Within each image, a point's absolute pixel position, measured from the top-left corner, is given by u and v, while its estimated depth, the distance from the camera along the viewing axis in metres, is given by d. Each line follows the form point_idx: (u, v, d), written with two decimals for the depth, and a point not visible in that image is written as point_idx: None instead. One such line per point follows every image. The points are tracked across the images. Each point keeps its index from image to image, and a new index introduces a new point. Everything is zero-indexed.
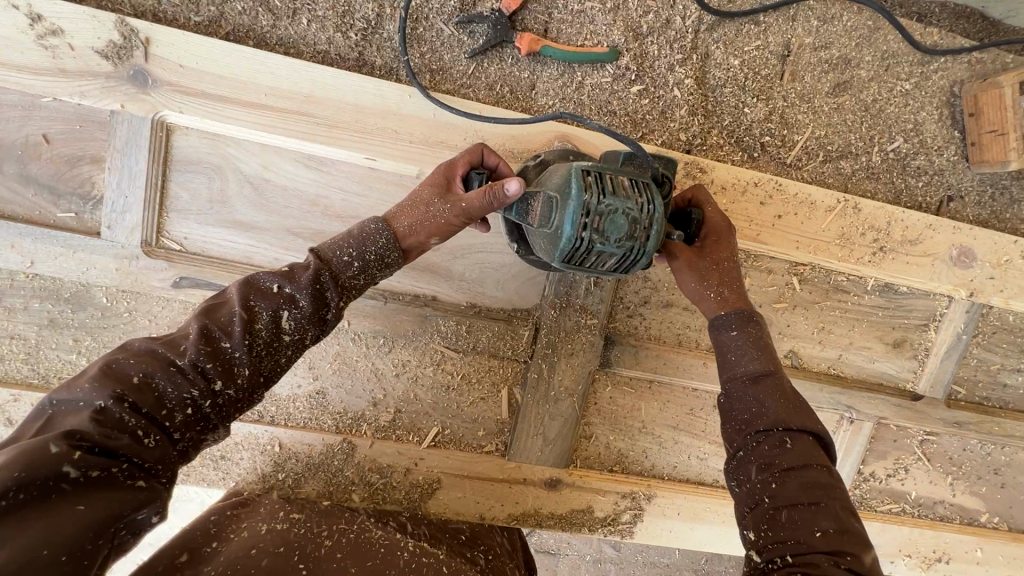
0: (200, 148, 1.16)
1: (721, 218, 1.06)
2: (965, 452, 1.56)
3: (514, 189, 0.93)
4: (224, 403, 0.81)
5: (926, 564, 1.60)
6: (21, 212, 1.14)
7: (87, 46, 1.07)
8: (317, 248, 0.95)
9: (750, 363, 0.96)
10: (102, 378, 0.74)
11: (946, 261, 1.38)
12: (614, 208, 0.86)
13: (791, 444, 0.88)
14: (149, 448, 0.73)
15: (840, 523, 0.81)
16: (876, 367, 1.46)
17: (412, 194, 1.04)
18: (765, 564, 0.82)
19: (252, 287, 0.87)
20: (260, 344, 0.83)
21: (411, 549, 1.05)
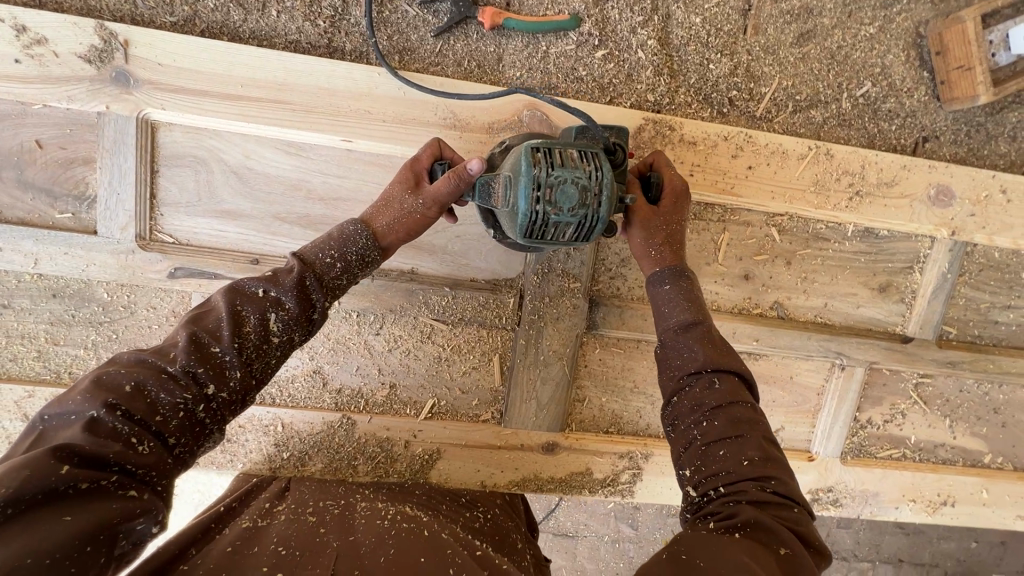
0: (186, 142, 1.22)
1: (678, 180, 1.12)
2: (962, 393, 1.56)
3: (477, 167, 1.03)
4: (218, 406, 0.84)
5: (931, 508, 1.60)
6: (21, 216, 1.20)
7: (71, 52, 1.12)
8: (299, 252, 1.00)
9: (682, 313, 1.04)
10: (95, 390, 0.76)
11: (924, 201, 1.39)
12: (563, 178, 0.93)
13: (719, 383, 0.95)
14: (144, 455, 0.74)
15: (763, 451, 0.89)
16: (863, 313, 1.47)
17: (384, 193, 1.09)
18: (701, 498, 0.89)
19: (238, 293, 0.91)
20: (249, 346, 0.87)
21: (391, 517, 1.07)
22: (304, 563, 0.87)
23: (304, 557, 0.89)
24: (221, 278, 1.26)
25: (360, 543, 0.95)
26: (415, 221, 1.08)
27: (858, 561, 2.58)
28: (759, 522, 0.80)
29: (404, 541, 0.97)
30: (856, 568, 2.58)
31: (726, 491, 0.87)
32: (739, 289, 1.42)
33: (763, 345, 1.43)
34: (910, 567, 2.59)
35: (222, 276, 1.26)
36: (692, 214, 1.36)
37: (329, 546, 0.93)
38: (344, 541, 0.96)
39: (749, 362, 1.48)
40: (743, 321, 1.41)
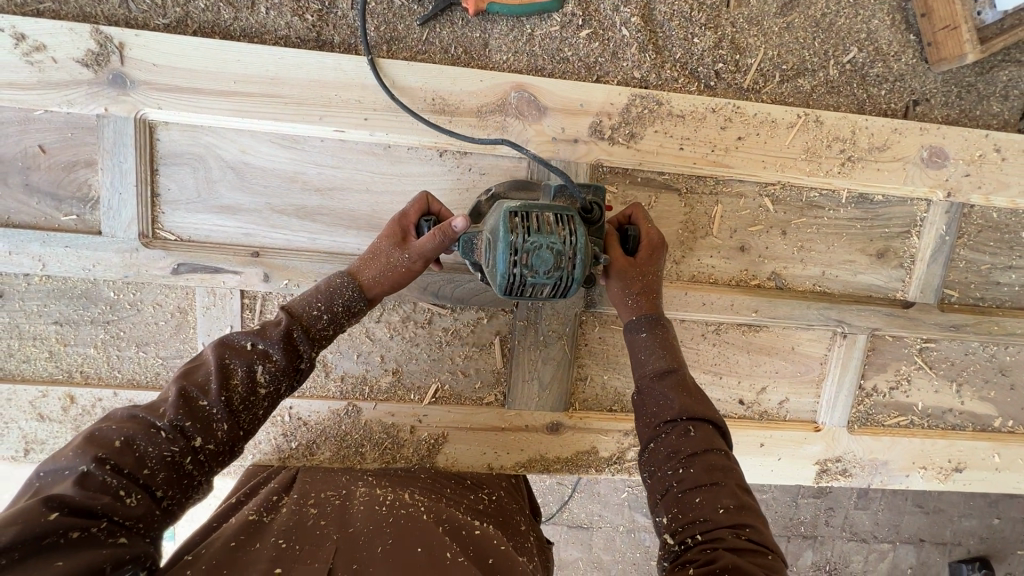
0: (183, 141, 1.25)
1: (655, 234, 1.17)
2: (967, 356, 1.55)
3: (462, 226, 1.07)
4: (206, 458, 0.89)
5: (943, 475, 1.59)
6: (28, 220, 1.24)
7: (69, 57, 1.16)
8: (287, 304, 1.05)
9: (658, 360, 1.08)
10: (87, 446, 0.83)
11: (917, 164, 1.39)
12: (538, 244, 0.98)
13: (694, 431, 1.00)
14: (131, 506, 0.81)
15: (736, 499, 0.93)
16: (861, 280, 1.47)
17: (371, 246, 1.14)
18: (678, 545, 0.91)
19: (227, 347, 0.96)
20: (236, 399, 0.92)
21: (391, 505, 1.10)
22: (302, 560, 0.90)
23: (302, 553, 0.92)
24: (223, 272, 1.29)
25: (357, 535, 0.97)
26: (401, 273, 1.13)
27: (878, 542, 2.55)
28: (739, 566, 0.82)
29: (403, 528, 0.99)
30: (876, 549, 2.56)
31: (705, 538, 0.89)
32: (735, 262, 1.42)
33: (762, 316, 1.43)
34: (931, 546, 2.57)
35: (224, 270, 1.29)
36: (684, 188, 1.37)
37: (327, 542, 0.96)
38: (343, 533, 0.99)
39: (750, 334, 1.48)
40: (741, 293, 1.41)
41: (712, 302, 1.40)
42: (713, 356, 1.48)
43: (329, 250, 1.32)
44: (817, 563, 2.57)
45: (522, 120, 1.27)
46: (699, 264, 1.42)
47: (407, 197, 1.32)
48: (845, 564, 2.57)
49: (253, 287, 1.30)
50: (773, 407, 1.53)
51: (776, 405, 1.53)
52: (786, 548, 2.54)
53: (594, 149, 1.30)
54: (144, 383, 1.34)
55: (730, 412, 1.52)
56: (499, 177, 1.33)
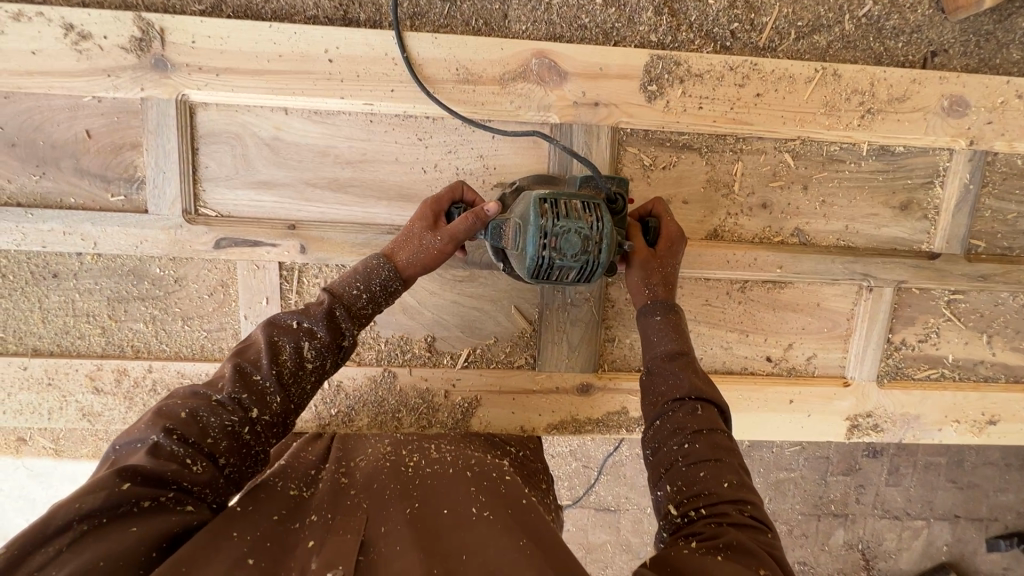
0: (221, 120, 1.31)
1: (674, 227, 1.24)
2: (998, 307, 1.55)
3: (494, 211, 1.13)
4: (262, 428, 0.94)
5: (976, 428, 1.59)
6: (80, 201, 1.31)
7: (115, 44, 1.23)
8: (329, 286, 1.10)
9: (669, 343, 1.14)
10: (156, 419, 0.89)
11: (938, 113, 1.39)
12: (567, 228, 1.01)
13: (700, 411, 1.05)
14: (198, 474, 0.86)
15: (739, 476, 0.98)
16: (886, 234, 1.48)
17: (404, 231, 1.18)
18: (682, 517, 0.95)
19: (275, 327, 1.02)
20: (287, 373, 0.98)
21: (419, 469, 1.13)
22: (334, 531, 0.90)
23: (332, 523, 0.93)
24: (262, 244, 1.34)
25: (386, 505, 0.99)
26: (434, 254, 1.16)
27: (911, 519, 2.53)
28: (742, 542, 0.85)
29: (433, 492, 1.03)
30: (909, 526, 2.54)
31: (709, 511, 0.93)
32: (758, 219, 1.44)
33: (787, 272, 1.45)
34: (966, 522, 2.54)
35: (263, 243, 1.34)
36: (704, 147, 1.40)
37: (359, 510, 0.97)
38: (371, 500, 1.00)
39: (775, 291, 1.50)
40: (765, 249, 1.43)
41: (736, 258, 1.42)
42: (739, 315, 1.50)
43: (361, 221, 1.37)
44: (849, 541, 2.54)
45: (543, 86, 1.31)
46: (722, 221, 1.44)
47: (434, 166, 1.36)
48: (878, 542, 2.55)
49: (290, 259, 1.36)
50: (800, 364, 1.55)
51: (804, 361, 1.55)
52: (817, 526, 2.52)
53: (615, 111, 1.33)
54: (191, 355, 1.40)
55: (757, 369, 1.54)
56: (523, 143, 1.37)
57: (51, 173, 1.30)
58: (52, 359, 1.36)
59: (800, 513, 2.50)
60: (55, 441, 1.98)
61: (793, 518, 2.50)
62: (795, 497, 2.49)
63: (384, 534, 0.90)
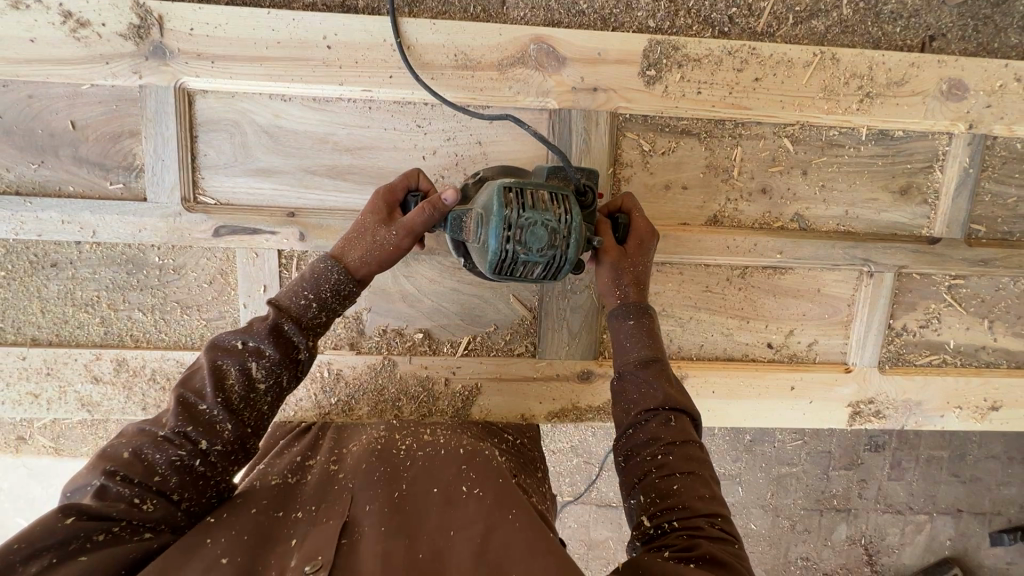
0: (220, 107, 1.31)
1: (644, 225, 1.23)
2: (999, 292, 1.54)
3: (453, 200, 1.09)
4: (217, 458, 0.93)
5: (979, 414, 1.58)
6: (78, 190, 1.31)
7: (113, 32, 1.23)
8: (276, 299, 1.08)
9: (642, 349, 1.14)
10: (99, 463, 0.88)
11: (937, 97, 1.39)
12: (532, 220, 1.01)
13: (674, 421, 1.05)
14: (149, 511, 0.86)
15: (711, 489, 0.98)
16: (886, 219, 1.48)
17: (355, 228, 1.15)
18: (654, 529, 0.94)
19: (219, 349, 1.01)
20: (236, 397, 0.96)
21: (408, 449, 1.14)
22: (316, 520, 0.91)
23: (316, 513, 0.93)
24: (262, 232, 1.34)
25: (372, 484, 0.99)
26: (387, 255, 1.15)
27: (914, 513, 2.52)
28: (715, 553, 0.84)
29: (420, 473, 1.03)
30: (912, 521, 2.53)
31: (680, 525, 0.92)
32: (758, 204, 1.44)
33: (787, 257, 1.45)
34: (969, 516, 2.53)
35: (263, 231, 1.34)
36: (703, 132, 1.40)
37: (343, 494, 0.98)
38: (358, 482, 1.01)
39: (776, 276, 1.49)
40: (765, 234, 1.43)
41: (736, 243, 1.42)
42: (740, 301, 1.50)
43: (361, 208, 1.36)
44: (851, 536, 2.53)
45: (542, 71, 1.31)
46: (722, 207, 1.43)
47: (432, 152, 1.36)
48: (880, 537, 2.54)
49: (290, 247, 1.35)
50: (802, 351, 1.54)
51: (805, 348, 1.54)
52: (820, 521, 2.51)
53: (613, 96, 1.33)
54: (190, 344, 1.40)
55: (758, 356, 1.53)
56: (523, 129, 1.37)
57: (49, 161, 1.29)
58: (51, 349, 1.36)
59: (803, 508, 2.48)
60: (53, 439, 1.97)
61: (796, 512, 2.49)
62: (797, 491, 2.48)
63: (368, 514, 0.90)
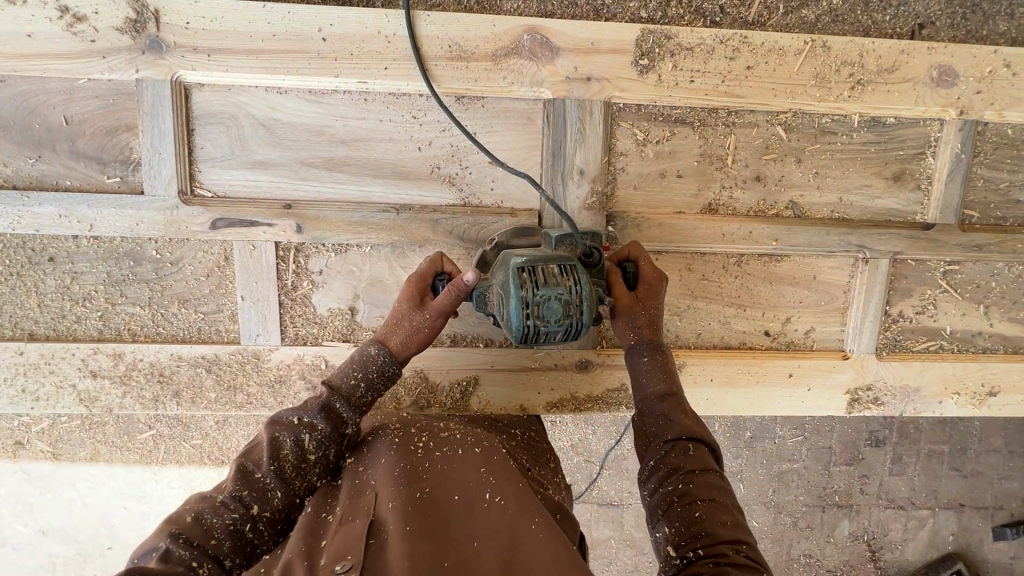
0: (216, 100, 1.32)
1: (651, 271, 1.31)
2: (994, 278, 1.55)
3: (472, 280, 1.22)
4: (265, 525, 1.03)
5: (976, 400, 1.59)
6: (76, 184, 1.31)
7: (109, 26, 1.24)
8: (328, 378, 1.22)
9: (658, 384, 1.23)
10: (164, 527, 0.96)
11: (927, 84, 1.40)
12: (547, 296, 1.12)
13: (693, 451, 1.13)
14: (203, 574, 0.92)
15: (734, 518, 1.03)
16: (880, 205, 1.48)
17: (393, 314, 1.29)
18: (680, 557, 0.99)
19: (277, 424, 1.13)
20: (289, 468, 1.07)
21: (423, 436, 1.16)
22: (344, 520, 0.96)
23: (344, 512, 0.99)
24: (259, 224, 1.34)
25: (392, 478, 1.02)
26: (424, 333, 1.27)
27: (915, 508, 2.51)
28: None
29: (439, 468, 1.05)
30: (915, 516, 2.52)
31: (706, 552, 0.96)
32: (753, 192, 1.45)
33: (782, 245, 1.46)
34: (971, 511, 2.53)
35: (260, 223, 1.34)
36: (696, 121, 1.41)
37: (366, 489, 1.03)
38: (379, 476, 1.04)
39: (772, 264, 1.50)
40: (759, 221, 1.44)
41: (730, 232, 1.44)
42: (736, 289, 1.50)
43: (357, 199, 1.37)
44: (854, 533, 2.52)
45: (536, 62, 1.32)
46: (717, 195, 1.44)
47: (428, 143, 1.37)
48: (883, 533, 2.53)
49: (287, 239, 1.36)
50: (799, 338, 1.54)
51: (802, 336, 1.54)
52: (822, 518, 2.50)
53: (607, 86, 1.34)
54: (188, 338, 1.40)
55: (755, 344, 1.54)
56: (518, 119, 1.38)
57: (47, 156, 1.30)
58: (48, 344, 1.36)
59: (805, 504, 2.48)
60: (52, 444, 1.96)
61: (799, 509, 2.48)
62: (798, 487, 2.47)
63: (391, 512, 0.94)
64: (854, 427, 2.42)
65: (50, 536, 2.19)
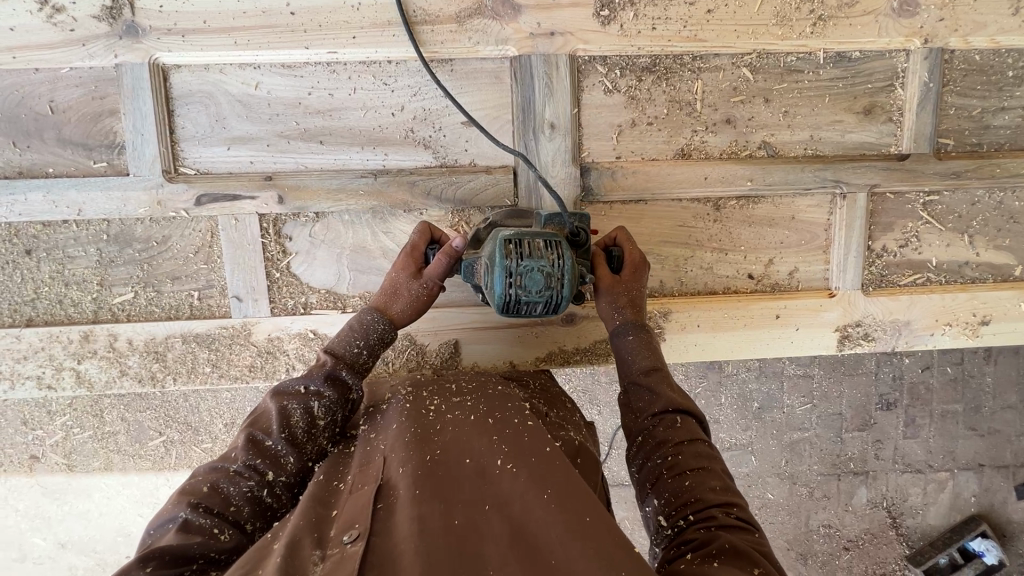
0: (193, 80, 1.36)
1: (636, 254, 1.33)
2: (976, 206, 1.54)
3: (461, 244, 1.27)
4: (281, 489, 0.98)
5: (970, 331, 1.57)
6: (64, 170, 1.36)
7: (86, 14, 1.29)
8: (328, 346, 1.19)
9: (643, 360, 1.22)
10: (179, 498, 0.91)
11: (889, 14, 1.42)
12: (530, 267, 1.13)
13: (680, 422, 1.10)
14: (225, 541, 0.86)
15: (724, 482, 1.00)
16: (852, 140, 1.49)
17: (391, 282, 1.29)
18: (672, 528, 0.96)
19: (283, 394, 1.09)
20: (299, 434, 1.04)
21: (438, 407, 1.09)
22: (353, 488, 0.89)
23: (353, 481, 0.92)
24: (241, 198, 1.38)
25: (403, 447, 0.94)
26: (422, 299, 1.29)
27: (934, 471, 2.31)
28: (735, 543, 0.85)
29: (452, 436, 0.98)
30: (933, 479, 2.32)
31: (697, 517, 0.94)
32: (725, 135, 1.46)
33: (758, 185, 1.47)
34: (992, 471, 2.33)
35: (242, 197, 1.38)
36: (662, 68, 1.43)
37: (377, 458, 0.95)
38: (390, 442, 0.98)
39: (749, 207, 1.51)
40: (732, 163, 1.45)
41: (704, 175, 1.45)
42: (716, 233, 1.51)
43: (336, 167, 1.41)
44: (873, 501, 2.32)
45: (499, 21, 1.36)
46: (689, 140, 1.46)
47: (400, 108, 1.40)
48: (902, 498, 2.32)
49: (269, 210, 1.39)
50: (782, 280, 1.55)
51: (786, 277, 1.55)
52: (838, 487, 2.30)
53: (571, 39, 1.37)
54: (181, 315, 1.44)
55: (739, 288, 1.54)
56: (486, 79, 1.40)
57: (35, 145, 1.35)
58: (45, 329, 1.40)
59: (819, 473, 2.28)
60: (66, 456, 2.00)
61: (813, 479, 2.28)
62: (812, 457, 2.28)
63: (401, 476, 0.87)
64: (862, 390, 2.23)
65: (69, 549, 2.16)
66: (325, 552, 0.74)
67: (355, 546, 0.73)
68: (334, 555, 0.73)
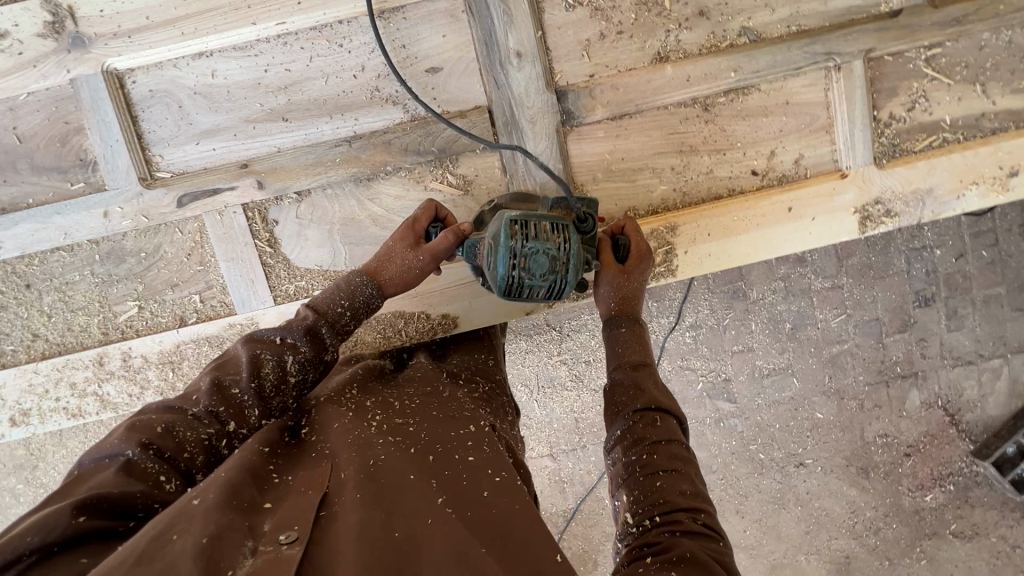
0: (150, 82, 1.34)
1: (642, 245, 1.28)
2: (983, 50, 1.44)
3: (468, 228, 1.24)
4: (239, 442, 1.00)
5: (999, 185, 1.47)
6: (45, 197, 1.35)
7: (31, 34, 1.28)
8: (312, 302, 1.16)
9: (631, 354, 1.18)
10: (129, 434, 0.90)
11: None
12: (535, 249, 1.10)
13: (660, 421, 1.05)
14: (172, 490, 0.88)
15: (694, 487, 0.97)
16: (837, 7, 1.40)
17: (385, 249, 1.25)
18: (637, 528, 0.94)
19: (257, 342, 1.07)
20: (268, 385, 1.03)
21: (384, 415, 1.06)
22: (295, 487, 0.86)
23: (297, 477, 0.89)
24: (221, 190, 1.36)
25: (347, 454, 0.91)
26: (417, 273, 1.24)
27: (987, 360, 2.18)
28: (695, 554, 0.83)
29: (404, 451, 0.94)
30: (987, 368, 2.19)
31: (663, 520, 0.92)
32: (700, 29, 1.39)
33: (743, 74, 1.39)
34: None
35: (222, 189, 1.36)
36: None
37: (324, 461, 0.92)
38: (340, 446, 0.94)
39: (740, 99, 1.43)
40: (713, 56, 1.38)
41: (686, 75, 1.38)
42: (710, 134, 1.44)
43: (309, 141, 1.37)
44: (927, 402, 2.19)
45: None
46: (664, 42, 1.39)
47: (360, 68, 1.36)
48: (957, 394, 2.19)
49: (251, 198, 1.37)
50: (789, 169, 1.47)
51: (792, 166, 1.47)
52: (888, 393, 2.19)
53: None
54: (186, 320, 1.43)
55: (744, 188, 1.47)
56: (443, 19, 1.35)
57: (11, 178, 1.35)
58: (59, 359, 1.40)
59: (866, 383, 2.18)
60: None
61: (861, 390, 2.18)
62: (855, 368, 2.17)
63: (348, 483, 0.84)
64: (897, 290, 2.12)
65: None
66: (258, 546, 0.72)
67: (293, 548, 0.71)
68: (268, 553, 0.70)
